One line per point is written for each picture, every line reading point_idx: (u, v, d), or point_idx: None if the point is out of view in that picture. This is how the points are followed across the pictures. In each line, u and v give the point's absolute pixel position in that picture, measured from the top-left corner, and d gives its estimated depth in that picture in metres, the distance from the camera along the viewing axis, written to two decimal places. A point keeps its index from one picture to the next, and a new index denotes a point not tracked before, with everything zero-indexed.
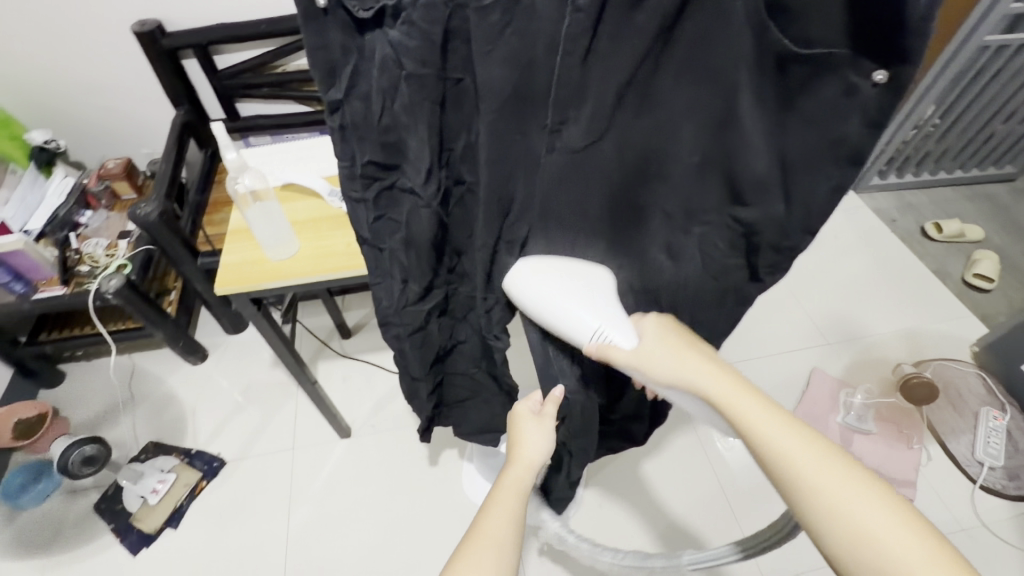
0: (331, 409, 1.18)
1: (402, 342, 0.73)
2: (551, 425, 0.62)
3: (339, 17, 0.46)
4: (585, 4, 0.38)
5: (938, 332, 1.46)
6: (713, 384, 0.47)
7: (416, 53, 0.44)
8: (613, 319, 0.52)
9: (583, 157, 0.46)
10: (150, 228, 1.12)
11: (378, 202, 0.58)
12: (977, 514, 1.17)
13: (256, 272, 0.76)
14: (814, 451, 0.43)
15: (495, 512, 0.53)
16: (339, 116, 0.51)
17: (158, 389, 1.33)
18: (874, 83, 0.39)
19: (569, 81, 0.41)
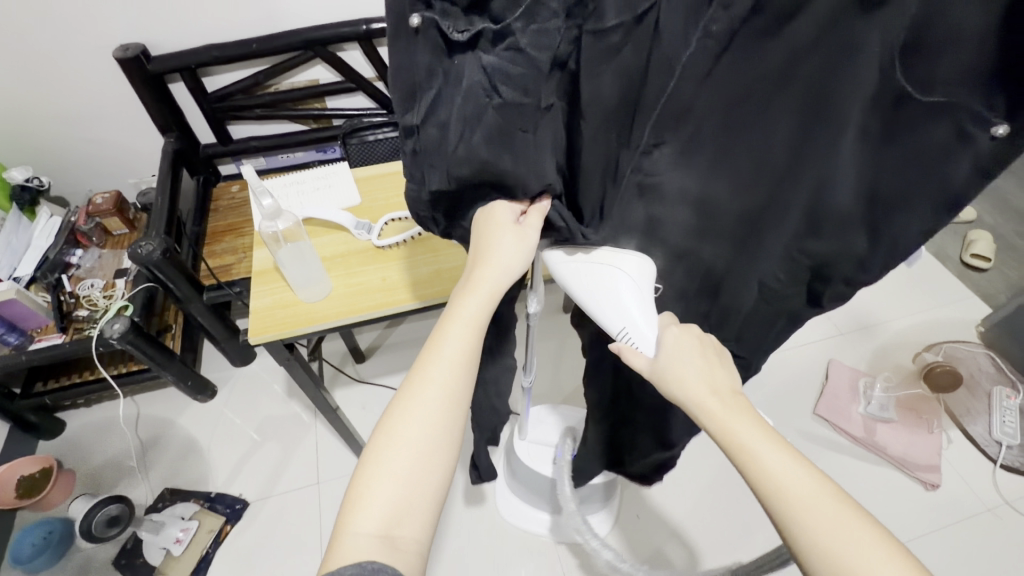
0: (356, 441, 1.14)
1: None
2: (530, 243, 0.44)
3: (430, 35, 0.39)
4: (717, 32, 0.36)
5: (945, 316, 1.49)
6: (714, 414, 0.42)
7: (518, 81, 0.38)
8: (638, 320, 0.44)
9: (663, 188, 0.43)
10: (155, 267, 1.07)
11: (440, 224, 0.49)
12: (999, 492, 1.20)
13: (289, 317, 0.71)
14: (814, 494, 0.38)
15: (442, 352, 0.45)
16: (412, 139, 0.43)
17: (168, 431, 1.27)
18: (992, 135, 0.35)
19: (678, 101, 0.38)
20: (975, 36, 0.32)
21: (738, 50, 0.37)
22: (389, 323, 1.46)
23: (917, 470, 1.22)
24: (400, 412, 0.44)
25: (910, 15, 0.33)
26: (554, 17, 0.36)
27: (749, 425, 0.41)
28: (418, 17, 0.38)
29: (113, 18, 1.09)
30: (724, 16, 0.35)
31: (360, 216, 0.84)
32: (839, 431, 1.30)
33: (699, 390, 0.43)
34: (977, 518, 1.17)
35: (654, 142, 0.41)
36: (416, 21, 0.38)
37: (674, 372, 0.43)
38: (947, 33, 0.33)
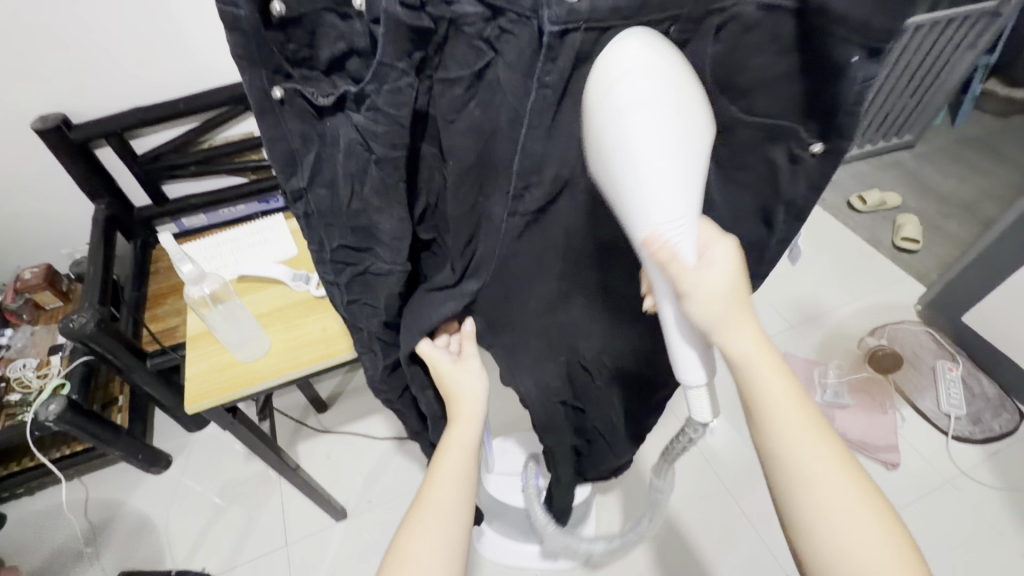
0: (323, 496, 1.11)
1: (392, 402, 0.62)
2: (473, 369, 0.56)
3: (297, 104, 0.38)
4: (552, 83, 0.35)
5: (885, 300, 1.57)
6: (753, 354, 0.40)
7: (385, 138, 0.37)
8: (689, 213, 0.35)
9: (540, 220, 0.43)
10: (91, 339, 1.02)
11: (349, 288, 0.49)
12: (954, 463, 1.25)
13: (228, 380, 0.69)
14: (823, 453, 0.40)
15: (448, 478, 0.53)
16: (301, 206, 0.43)
17: (120, 511, 1.20)
18: (812, 154, 0.38)
19: (533, 153, 0.37)
20: (780, 76, 0.36)
21: (579, 94, 0.36)
22: (349, 368, 1.43)
23: (876, 451, 1.26)
24: (418, 540, 0.49)
25: (714, 62, 0.37)
26: (404, 77, 0.35)
27: (778, 382, 0.40)
28: (280, 91, 0.37)
29: (29, 91, 1.07)
30: (555, 68, 0.34)
31: (297, 267, 0.83)
32: None
33: (730, 319, 0.39)
34: (937, 491, 1.21)
35: (524, 185, 0.39)
36: (278, 96, 0.37)
37: (723, 290, 0.38)
38: (758, 74, 0.37)
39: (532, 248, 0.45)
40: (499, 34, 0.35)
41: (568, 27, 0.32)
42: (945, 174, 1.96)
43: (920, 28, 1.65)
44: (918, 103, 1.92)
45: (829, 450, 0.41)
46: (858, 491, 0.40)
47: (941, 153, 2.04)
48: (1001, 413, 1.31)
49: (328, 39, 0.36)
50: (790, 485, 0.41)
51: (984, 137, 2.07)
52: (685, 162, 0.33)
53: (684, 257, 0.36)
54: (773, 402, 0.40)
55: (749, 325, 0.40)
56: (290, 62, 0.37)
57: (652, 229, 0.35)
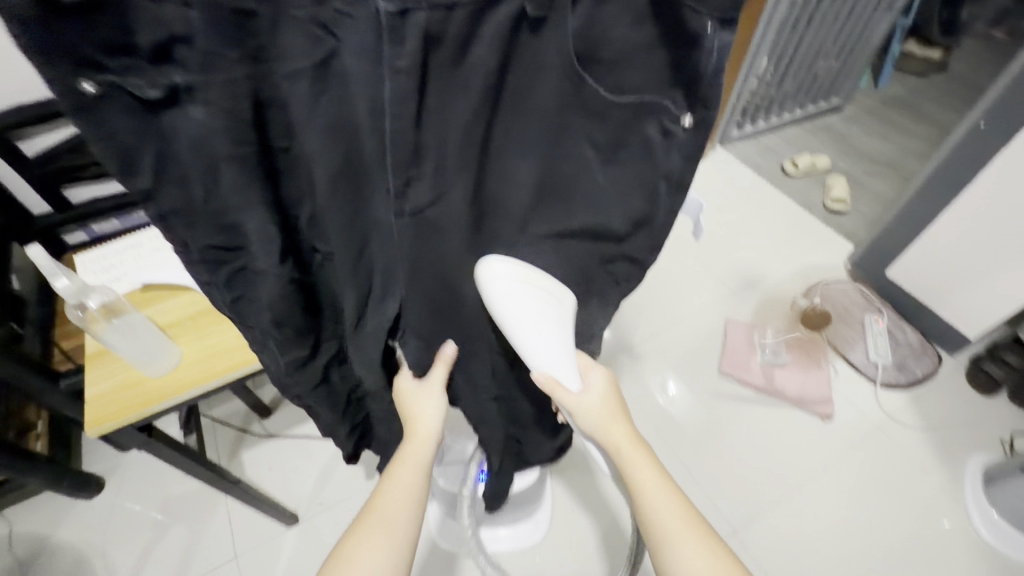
0: (270, 504, 1.07)
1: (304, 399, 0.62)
2: (437, 395, 0.61)
3: (120, 100, 0.31)
4: (405, 68, 0.34)
5: (818, 261, 1.64)
6: (622, 440, 0.56)
7: (227, 134, 0.35)
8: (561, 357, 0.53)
9: (427, 212, 0.43)
10: None
11: (231, 285, 0.45)
12: (882, 409, 1.33)
13: (136, 397, 0.64)
14: (675, 512, 0.53)
15: (399, 492, 0.57)
16: (155, 209, 0.37)
17: (49, 541, 1.13)
18: (684, 127, 0.41)
19: (402, 142, 0.38)
20: (638, 48, 0.37)
21: (440, 77, 0.37)
22: None
23: (812, 405, 1.33)
24: (362, 549, 0.52)
25: (575, 35, 0.37)
26: (238, 68, 0.33)
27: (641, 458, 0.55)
28: (92, 85, 0.30)
29: None
30: (405, 52, 0.34)
31: None
32: (742, 384, 1.38)
33: (598, 422, 0.56)
34: (868, 437, 1.29)
35: (402, 181, 0.40)
36: (92, 91, 0.30)
37: (592, 409, 0.56)
38: (615, 48, 0.37)
39: (425, 241, 0.45)
40: (337, 17, 0.34)
41: (408, 7, 0.32)
42: (869, 135, 2.05)
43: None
44: (843, 67, 1.99)
45: (682, 513, 0.54)
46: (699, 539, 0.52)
47: (866, 114, 2.12)
48: (922, 358, 1.40)
49: (143, 22, 0.29)
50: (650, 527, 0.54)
51: (904, 98, 2.17)
52: (552, 324, 0.50)
53: (566, 382, 0.54)
54: (638, 472, 0.55)
55: (621, 426, 0.57)
56: (101, 49, 0.29)
57: (540, 368, 0.53)
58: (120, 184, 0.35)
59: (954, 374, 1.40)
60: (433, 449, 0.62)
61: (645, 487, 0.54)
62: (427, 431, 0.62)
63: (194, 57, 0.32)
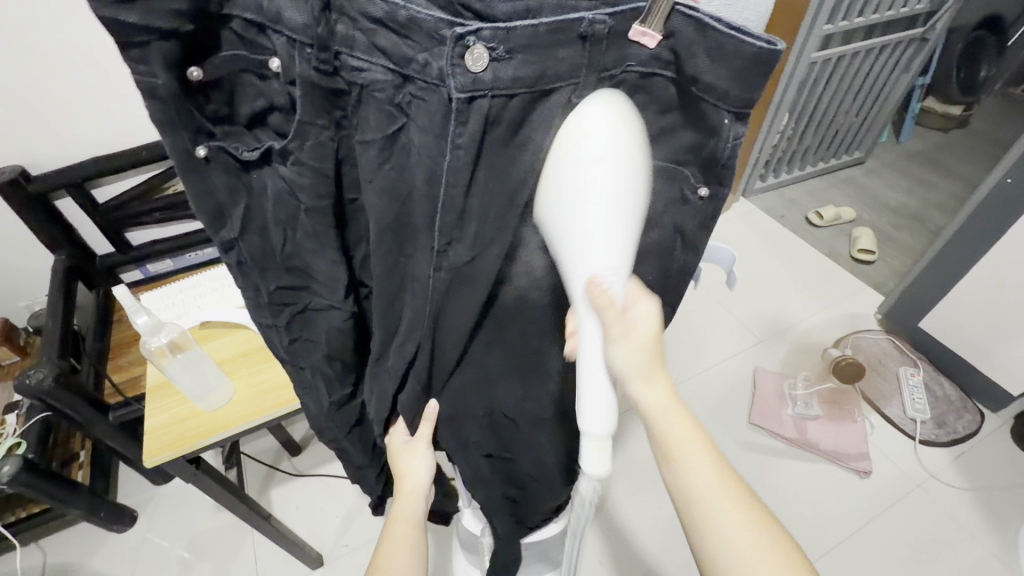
0: (297, 544, 1.08)
1: (338, 441, 0.62)
2: (425, 452, 0.61)
3: (222, 161, 0.38)
4: (464, 144, 0.36)
5: (847, 311, 1.63)
6: (663, 419, 0.47)
7: (312, 190, 0.39)
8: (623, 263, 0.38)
9: (463, 275, 0.43)
10: (46, 396, 0.99)
11: (290, 328, 0.49)
12: (923, 467, 1.28)
13: (189, 430, 0.68)
14: (726, 495, 0.47)
15: (396, 546, 0.61)
16: (233, 254, 0.43)
17: (81, 573, 1.15)
18: (699, 197, 0.42)
19: (453, 209, 0.39)
20: (663, 131, 0.40)
21: (491, 155, 0.38)
22: None
23: (849, 460, 1.29)
24: None
25: None
26: (324, 132, 0.38)
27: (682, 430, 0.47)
28: (204, 148, 0.37)
29: None
30: (466, 130, 0.36)
31: None
32: (774, 436, 1.35)
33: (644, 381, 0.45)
34: (910, 497, 1.23)
35: (447, 242, 0.41)
36: (203, 154, 0.37)
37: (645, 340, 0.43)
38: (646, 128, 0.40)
39: (454, 303, 0.45)
40: (411, 99, 0.37)
41: (474, 93, 0.35)
42: (894, 188, 2.06)
43: (857, 53, 1.75)
44: (863, 122, 2.03)
45: (722, 478, 0.48)
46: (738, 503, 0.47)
47: (889, 168, 2.15)
48: (964, 415, 1.36)
49: (247, 96, 0.37)
50: (699, 514, 0.47)
51: (927, 152, 2.20)
52: (633, 214, 0.36)
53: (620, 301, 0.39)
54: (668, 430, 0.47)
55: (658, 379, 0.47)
56: (211, 121, 0.37)
57: (595, 274, 0.38)
58: (211, 239, 0.41)
59: (998, 431, 1.35)
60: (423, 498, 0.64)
61: (688, 474, 0.47)
62: (412, 485, 0.62)
63: (288, 123, 0.38)
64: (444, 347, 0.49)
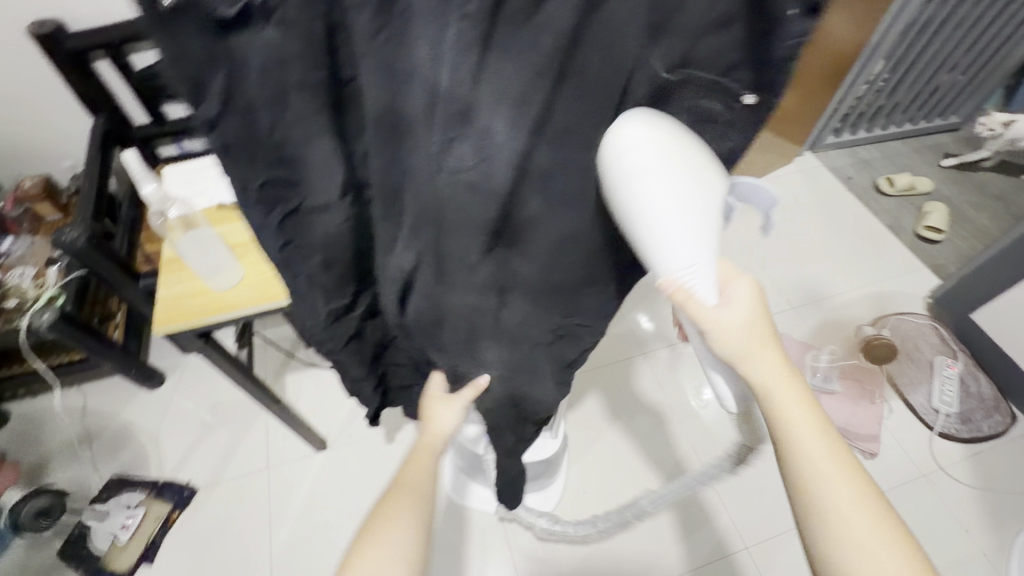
0: (304, 427, 1.15)
1: (336, 354, 0.63)
2: (461, 408, 0.65)
3: (190, 16, 0.31)
4: (473, 15, 0.31)
5: (895, 288, 1.52)
6: (776, 383, 0.47)
7: (303, 60, 0.35)
8: (703, 261, 0.42)
9: (475, 183, 0.38)
10: (80, 256, 1.03)
11: (282, 230, 0.47)
12: (934, 459, 1.24)
13: (198, 305, 0.70)
14: (844, 471, 0.46)
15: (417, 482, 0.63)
16: (217, 136, 0.38)
17: (113, 419, 1.26)
18: (743, 103, 0.40)
19: (456, 98, 0.34)
20: (715, 22, 0.35)
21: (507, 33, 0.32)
22: None
23: (857, 439, 1.26)
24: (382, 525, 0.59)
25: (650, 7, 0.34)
26: None
27: (794, 400, 0.47)
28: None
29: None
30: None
31: None
32: None
33: (743, 346, 0.47)
34: (913, 484, 1.21)
35: (450, 141, 0.36)
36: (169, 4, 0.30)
37: (734, 320, 0.46)
38: (691, 19, 0.35)
39: (460, 211, 0.40)
40: None
41: None
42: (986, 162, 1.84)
43: None
44: (969, 81, 1.78)
45: (842, 464, 0.46)
46: (864, 503, 0.45)
47: None
48: (993, 415, 1.29)
49: None
50: (806, 491, 0.46)
51: None
52: (693, 216, 0.39)
53: (701, 295, 0.44)
54: (794, 424, 0.46)
55: (771, 350, 0.47)
56: None
57: (668, 276, 0.43)
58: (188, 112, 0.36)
59: None
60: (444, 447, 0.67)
61: (799, 443, 0.46)
62: (439, 432, 0.67)
63: None
64: (451, 263, 0.45)
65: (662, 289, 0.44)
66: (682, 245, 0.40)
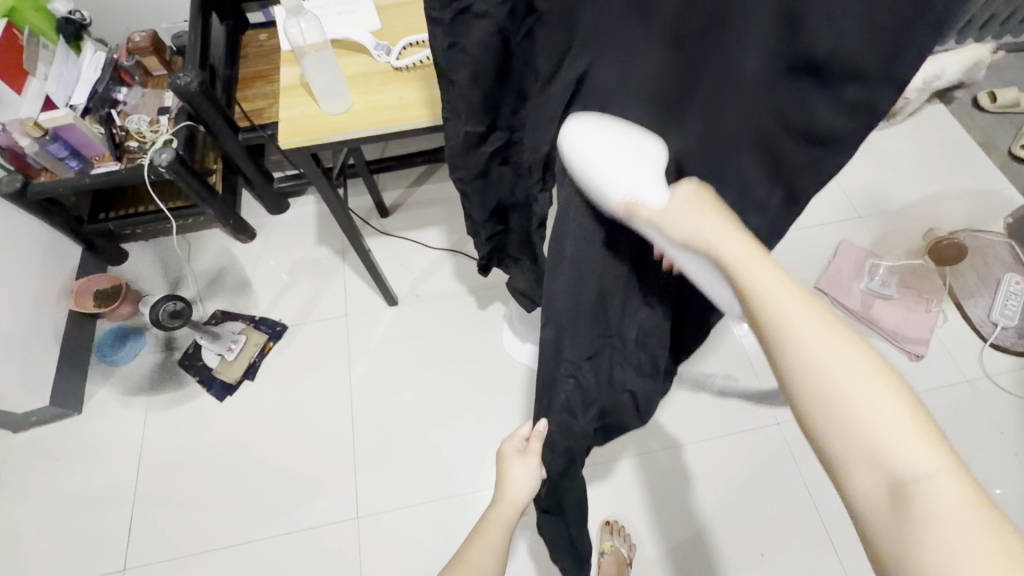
0: (382, 280, 1.27)
1: (465, 185, 0.70)
2: (533, 461, 0.77)
3: None
4: None
5: (976, 203, 1.45)
6: (730, 247, 0.38)
7: None
8: (596, 334, 0.63)
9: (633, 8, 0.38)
10: (192, 100, 1.13)
11: (452, 27, 0.50)
12: (981, 367, 1.26)
13: (315, 125, 0.78)
14: (849, 350, 0.34)
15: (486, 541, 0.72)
16: None
17: (214, 264, 1.43)
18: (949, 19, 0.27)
19: None
20: None
21: None
22: (412, 183, 1.52)
23: (904, 342, 1.28)
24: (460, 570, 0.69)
25: None
26: None
27: (762, 265, 0.37)
28: None
29: None
30: None
31: (382, 40, 0.86)
32: (836, 304, 1.35)
33: (701, 231, 0.39)
34: (954, 388, 1.24)
35: None
36: None
37: (673, 217, 0.40)
38: None
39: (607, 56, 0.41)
40: None
41: None
42: None
43: None
44: None
45: (868, 368, 0.34)
46: (867, 368, 0.34)
47: None
48: None
49: None
50: (818, 387, 0.34)
51: None
52: (568, 316, 0.65)
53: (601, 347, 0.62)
54: (756, 289, 0.36)
55: (715, 221, 0.39)
56: None
57: (575, 349, 0.63)
58: None
59: None
60: (515, 516, 0.75)
61: (792, 338, 0.35)
62: (515, 495, 0.76)
63: None
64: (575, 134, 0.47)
65: (579, 359, 0.63)
66: (565, 328, 0.65)
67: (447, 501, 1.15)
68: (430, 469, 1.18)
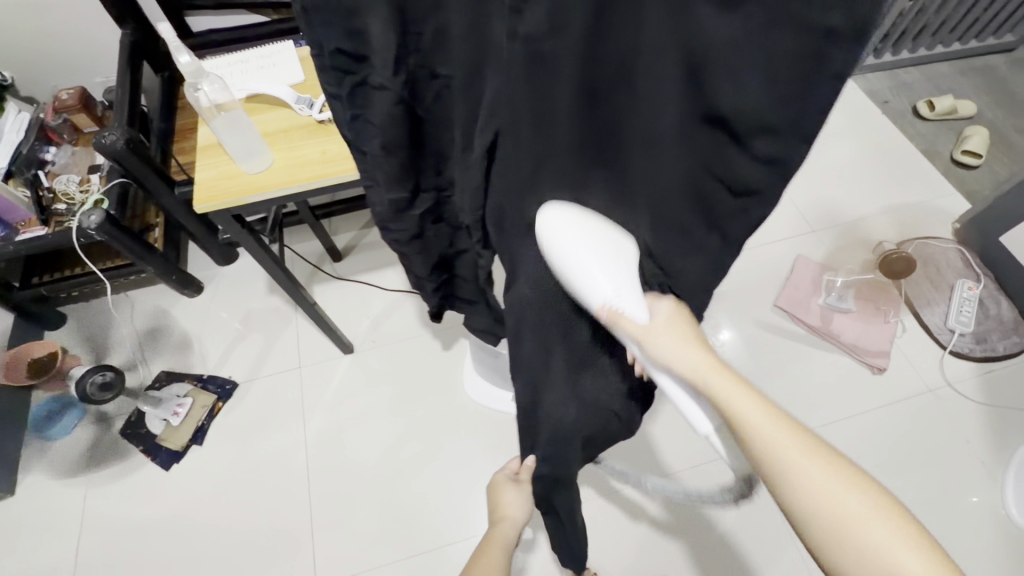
0: (333, 330, 1.22)
1: (401, 247, 0.65)
2: (528, 491, 0.72)
3: None
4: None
5: (923, 212, 1.48)
6: (704, 371, 0.40)
7: None
8: (631, 284, 0.41)
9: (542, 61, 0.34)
10: (120, 159, 1.09)
11: (353, 100, 0.47)
12: (943, 375, 1.26)
13: (232, 186, 0.75)
14: (825, 462, 0.38)
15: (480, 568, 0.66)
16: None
17: (158, 322, 1.37)
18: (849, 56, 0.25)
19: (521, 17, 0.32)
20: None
21: None
22: (364, 225, 1.49)
23: (865, 355, 1.28)
24: None
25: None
26: None
27: (745, 393, 0.39)
28: None
29: None
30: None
31: (305, 92, 0.83)
32: (796, 321, 1.34)
33: (695, 369, 0.40)
34: (918, 399, 1.23)
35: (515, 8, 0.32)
36: None
37: (661, 337, 0.41)
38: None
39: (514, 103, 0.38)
40: None
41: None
42: None
43: None
44: None
45: (845, 477, 0.38)
46: (845, 478, 0.38)
47: None
48: (1010, 337, 1.28)
49: None
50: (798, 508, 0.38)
51: None
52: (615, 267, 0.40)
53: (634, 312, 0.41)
54: (743, 414, 0.38)
55: (696, 348, 0.41)
56: None
57: (603, 301, 0.41)
58: None
59: None
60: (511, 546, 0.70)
61: (788, 466, 0.37)
62: (508, 524, 0.71)
63: None
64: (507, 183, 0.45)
65: (595, 315, 0.42)
66: (598, 271, 0.40)
67: (410, 560, 1.09)
68: (392, 525, 1.13)
